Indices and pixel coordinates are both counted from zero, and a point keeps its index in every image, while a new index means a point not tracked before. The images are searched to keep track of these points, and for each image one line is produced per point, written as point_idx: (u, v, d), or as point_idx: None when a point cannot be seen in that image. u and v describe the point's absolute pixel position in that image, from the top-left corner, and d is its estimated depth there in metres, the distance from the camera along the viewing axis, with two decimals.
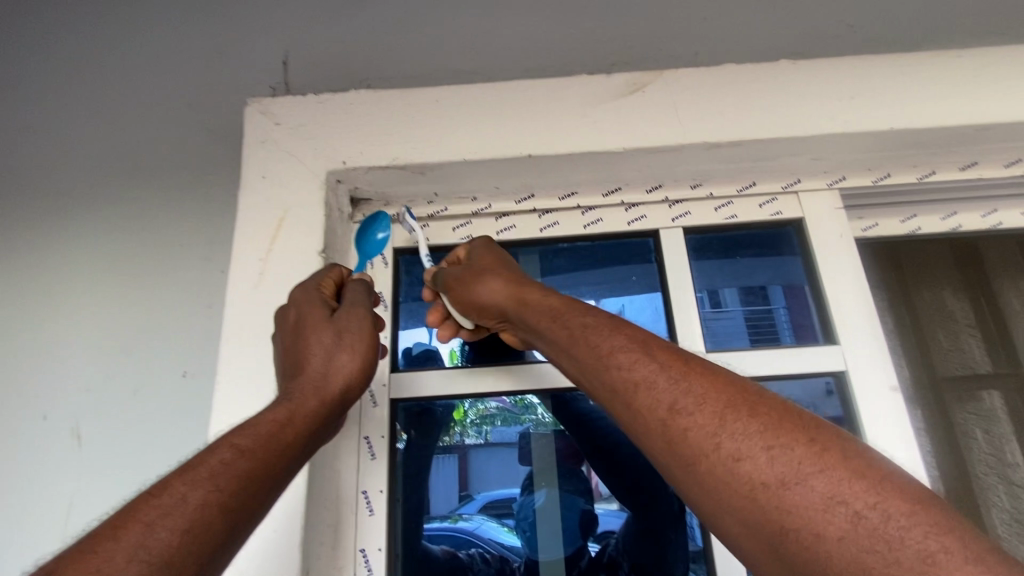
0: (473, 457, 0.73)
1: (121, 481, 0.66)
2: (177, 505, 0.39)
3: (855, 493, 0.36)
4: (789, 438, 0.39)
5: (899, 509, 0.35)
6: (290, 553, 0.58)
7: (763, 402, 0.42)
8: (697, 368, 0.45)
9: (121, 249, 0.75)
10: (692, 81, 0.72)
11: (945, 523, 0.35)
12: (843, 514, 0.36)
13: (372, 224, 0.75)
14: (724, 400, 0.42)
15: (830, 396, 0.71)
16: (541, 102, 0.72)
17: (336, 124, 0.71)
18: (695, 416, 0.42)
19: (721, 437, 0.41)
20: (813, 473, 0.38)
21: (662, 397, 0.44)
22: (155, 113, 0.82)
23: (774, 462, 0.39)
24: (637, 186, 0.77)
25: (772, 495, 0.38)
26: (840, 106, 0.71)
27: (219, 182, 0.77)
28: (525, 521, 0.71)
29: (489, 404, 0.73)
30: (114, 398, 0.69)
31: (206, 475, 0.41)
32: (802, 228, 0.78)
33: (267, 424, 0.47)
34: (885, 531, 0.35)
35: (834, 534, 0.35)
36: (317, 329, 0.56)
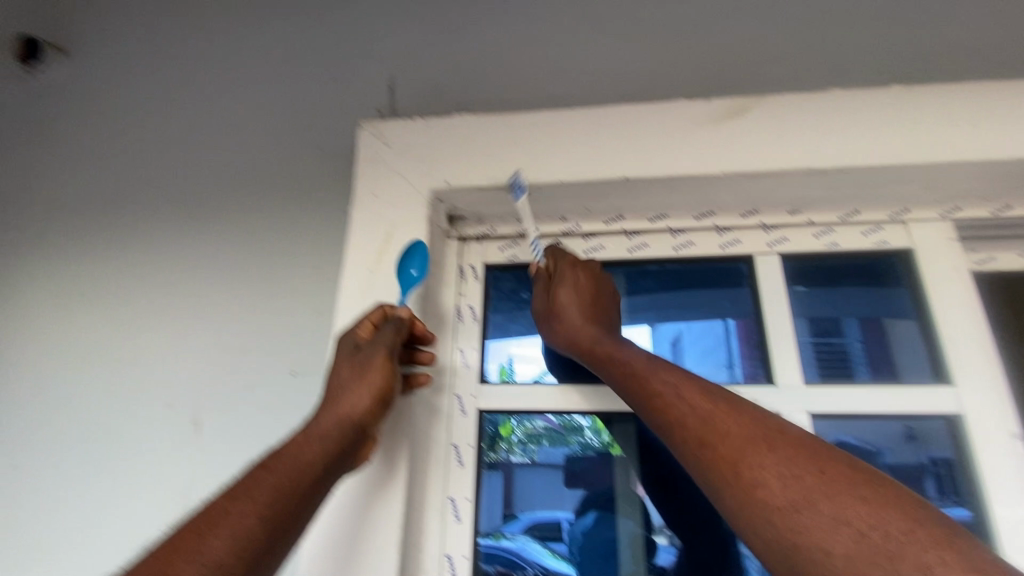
0: (519, 475, 0.73)
1: (233, 467, 0.71)
2: (225, 518, 0.48)
3: (858, 516, 0.43)
4: (801, 468, 0.47)
5: (900, 529, 0.42)
6: (384, 553, 0.60)
7: (781, 437, 0.50)
8: (724, 407, 0.54)
9: (242, 256, 0.83)
10: (796, 107, 0.71)
11: (941, 539, 0.41)
12: (848, 534, 0.43)
13: (410, 256, 0.70)
14: (746, 435, 0.51)
15: (912, 441, 0.67)
16: (638, 127, 0.73)
17: (441, 146, 0.75)
18: (717, 449, 0.51)
19: (741, 467, 0.49)
20: (821, 499, 0.45)
21: (694, 432, 0.53)
22: (274, 131, 0.90)
23: (786, 489, 0.46)
24: (731, 210, 0.76)
25: (784, 516, 0.45)
26: (960, 133, 0.68)
27: (328, 196, 0.83)
28: (573, 545, 0.70)
29: (537, 423, 0.75)
30: (229, 390, 0.75)
31: (242, 492, 0.50)
32: (911, 259, 0.74)
33: (294, 448, 0.54)
34: (887, 548, 0.41)
35: (840, 551, 0.42)
36: (345, 364, 0.61)
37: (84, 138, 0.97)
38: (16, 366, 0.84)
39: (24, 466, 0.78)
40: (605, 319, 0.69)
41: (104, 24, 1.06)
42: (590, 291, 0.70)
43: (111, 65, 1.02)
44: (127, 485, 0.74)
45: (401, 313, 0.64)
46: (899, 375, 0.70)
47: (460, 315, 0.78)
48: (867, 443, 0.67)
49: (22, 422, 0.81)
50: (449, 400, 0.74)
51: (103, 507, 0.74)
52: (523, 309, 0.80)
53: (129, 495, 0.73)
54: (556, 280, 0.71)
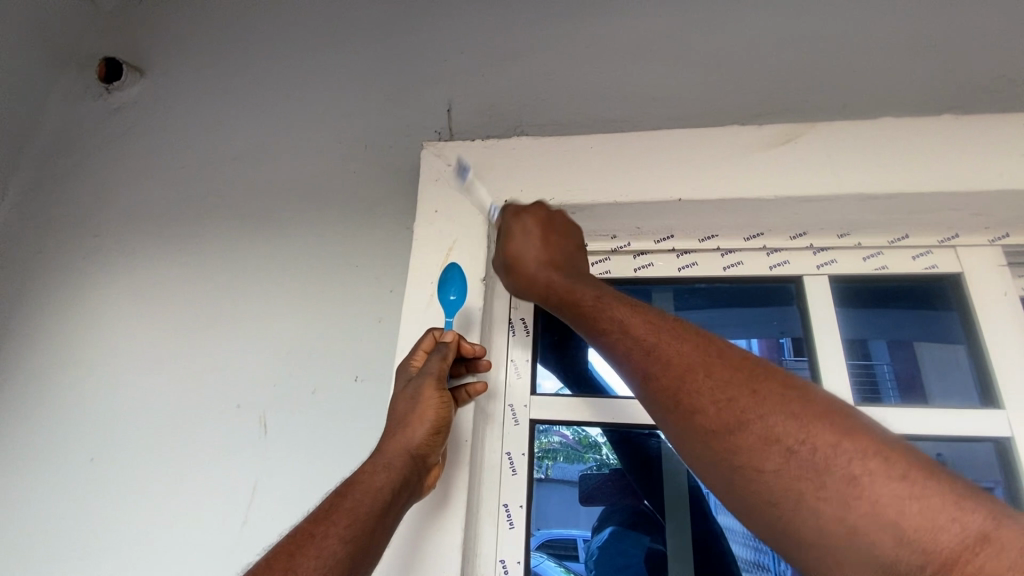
0: (534, 491, 0.75)
1: (296, 466, 0.75)
2: (312, 538, 0.51)
3: (788, 433, 0.45)
4: (736, 391, 0.47)
5: (827, 441, 0.44)
6: (450, 554, 0.63)
7: (716, 360, 0.50)
8: (664, 335, 0.53)
9: (306, 267, 0.87)
10: (846, 135, 0.73)
11: (867, 449, 0.43)
12: (780, 452, 0.44)
13: (448, 283, 0.74)
14: (686, 362, 0.50)
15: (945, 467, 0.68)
16: (690, 152, 0.76)
17: (500, 167, 0.79)
18: (658, 379, 0.51)
19: (680, 394, 0.49)
20: (755, 419, 0.46)
21: (637, 363, 0.53)
22: (336, 149, 0.95)
23: (721, 413, 0.47)
24: (779, 232, 0.78)
25: (722, 439, 0.47)
26: (1012, 162, 0.69)
27: (388, 212, 0.88)
28: (590, 560, 0.72)
29: (553, 439, 0.77)
30: (294, 394, 0.79)
31: (324, 518, 0.53)
32: (959, 284, 0.75)
33: (364, 476, 0.57)
34: (815, 462, 0.43)
35: (772, 469, 0.44)
36: (402, 395, 0.64)
37: (159, 153, 1.04)
38: (95, 367, 0.90)
39: (101, 461, 0.83)
40: (562, 254, 0.67)
41: (178, 47, 1.13)
42: (542, 234, 0.68)
43: (185, 86, 1.09)
44: (197, 481, 0.78)
45: (449, 338, 0.67)
46: (928, 399, 0.71)
47: (512, 327, 0.81)
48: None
49: (100, 419, 0.86)
50: (503, 409, 0.77)
51: (175, 502, 0.78)
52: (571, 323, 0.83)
53: (199, 490, 0.78)
54: (506, 236, 0.70)
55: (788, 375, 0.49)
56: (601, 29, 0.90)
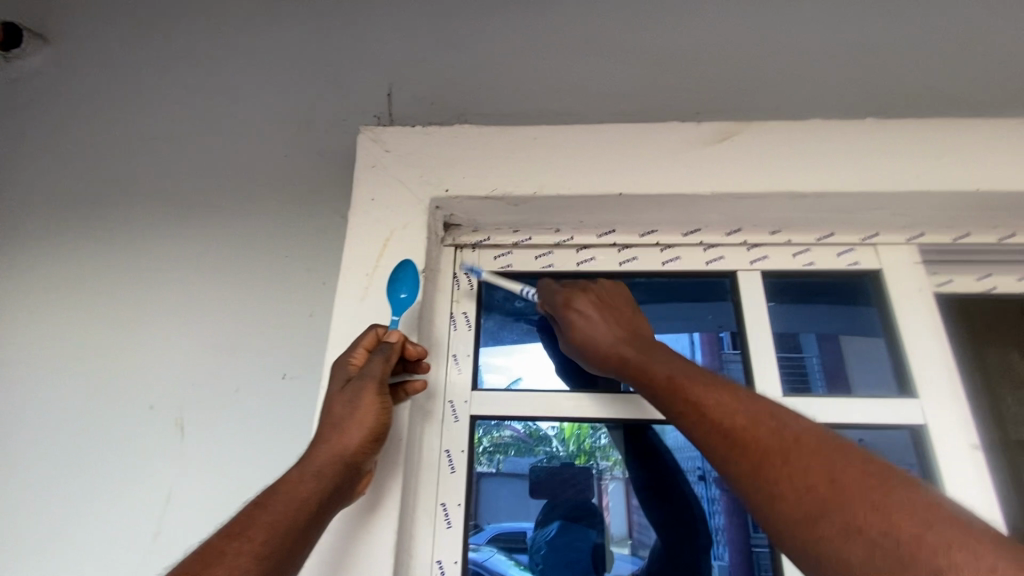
0: (484, 486, 0.73)
1: (217, 471, 0.70)
2: (223, 554, 0.48)
3: (872, 524, 0.44)
4: (817, 480, 0.47)
5: (911, 533, 0.42)
6: (380, 556, 0.60)
7: (796, 447, 0.50)
8: (740, 419, 0.53)
9: (232, 257, 0.81)
10: (779, 134, 0.76)
11: (954, 541, 0.41)
12: (864, 542, 0.43)
13: (399, 280, 0.69)
14: (764, 447, 0.50)
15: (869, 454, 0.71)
16: (632, 146, 0.76)
17: (440, 156, 0.76)
18: (734, 462, 0.51)
19: (758, 480, 0.49)
20: (835, 509, 0.45)
21: (715, 447, 0.53)
22: (267, 131, 0.89)
23: (802, 501, 0.47)
24: (716, 228, 0.80)
25: (803, 527, 0.46)
26: (926, 165, 0.73)
27: (323, 199, 0.83)
28: (537, 554, 0.71)
29: (505, 432, 0.75)
30: (216, 393, 0.74)
31: (240, 532, 0.49)
32: (878, 279, 0.79)
33: (289, 486, 0.54)
34: (902, 554, 0.42)
35: (857, 560, 0.43)
36: (339, 397, 0.60)
37: (64, 128, 0.94)
38: None
39: None
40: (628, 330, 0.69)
41: (87, 13, 1.02)
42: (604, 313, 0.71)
43: (96, 56, 0.99)
44: (103, 490, 0.71)
45: (394, 339, 0.63)
46: (854, 390, 0.74)
47: (453, 322, 0.79)
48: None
49: None
50: (442, 405, 0.75)
51: (75, 512, 0.71)
52: (514, 317, 0.82)
53: (104, 501, 0.71)
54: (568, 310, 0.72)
55: (875, 465, 0.48)
56: (548, 18, 0.89)
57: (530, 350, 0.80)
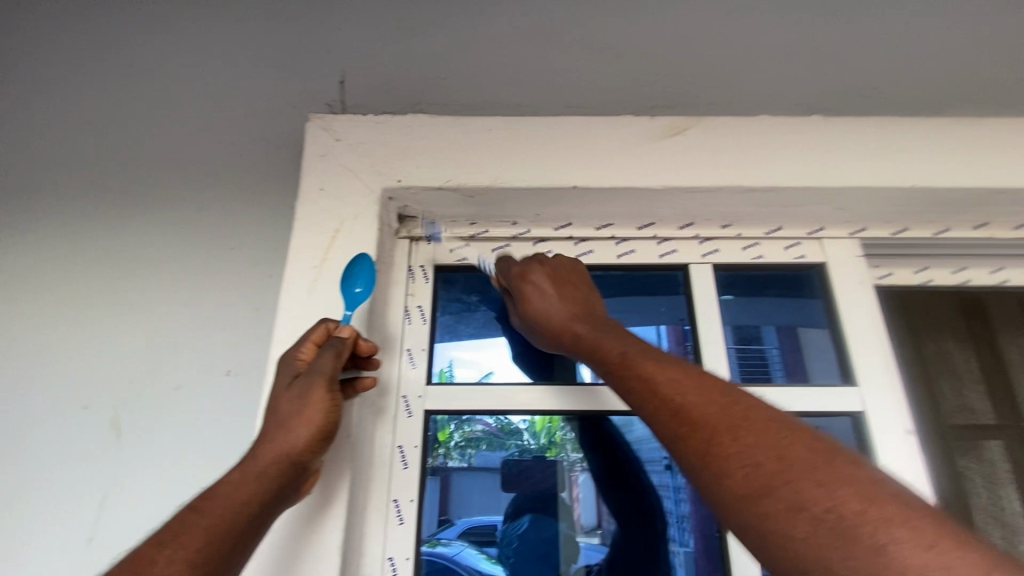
0: (455, 481, 0.73)
1: (155, 472, 0.67)
2: (151, 563, 0.46)
3: (814, 499, 0.42)
4: (764, 455, 0.45)
5: (855, 509, 0.41)
6: (325, 554, 0.59)
7: (745, 423, 0.48)
8: (691, 397, 0.51)
9: (174, 250, 0.78)
10: (729, 129, 0.77)
11: (898, 517, 0.39)
12: (808, 518, 0.41)
13: (354, 274, 0.67)
14: (711, 424, 0.48)
15: None
16: (587, 138, 0.76)
17: (392, 146, 0.75)
18: (683, 440, 0.49)
19: (705, 457, 0.47)
20: (780, 484, 0.43)
21: (665, 425, 0.51)
22: (212, 117, 0.85)
23: (749, 477, 0.45)
24: (669, 222, 0.81)
25: (747, 504, 0.44)
26: (866, 162, 0.76)
27: (270, 189, 0.80)
28: (508, 547, 0.72)
29: (476, 427, 0.75)
30: (155, 391, 0.71)
31: (173, 538, 0.48)
32: (824, 272, 0.82)
33: (227, 488, 0.51)
34: (845, 529, 0.40)
35: (800, 537, 0.41)
36: (284, 395, 0.57)
37: None
38: None
39: None
40: (582, 308, 0.68)
41: None
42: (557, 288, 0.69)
43: (22, 32, 0.92)
44: (31, 494, 0.67)
45: (343, 335, 0.61)
46: (810, 380, 0.76)
47: (408, 316, 0.77)
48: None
49: None
50: (396, 402, 0.73)
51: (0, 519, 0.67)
52: (471, 311, 0.81)
53: (32, 506, 0.67)
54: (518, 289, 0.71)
55: (825, 441, 0.46)
56: (505, 7, 0.88)
57: (486, 344, 0.79)
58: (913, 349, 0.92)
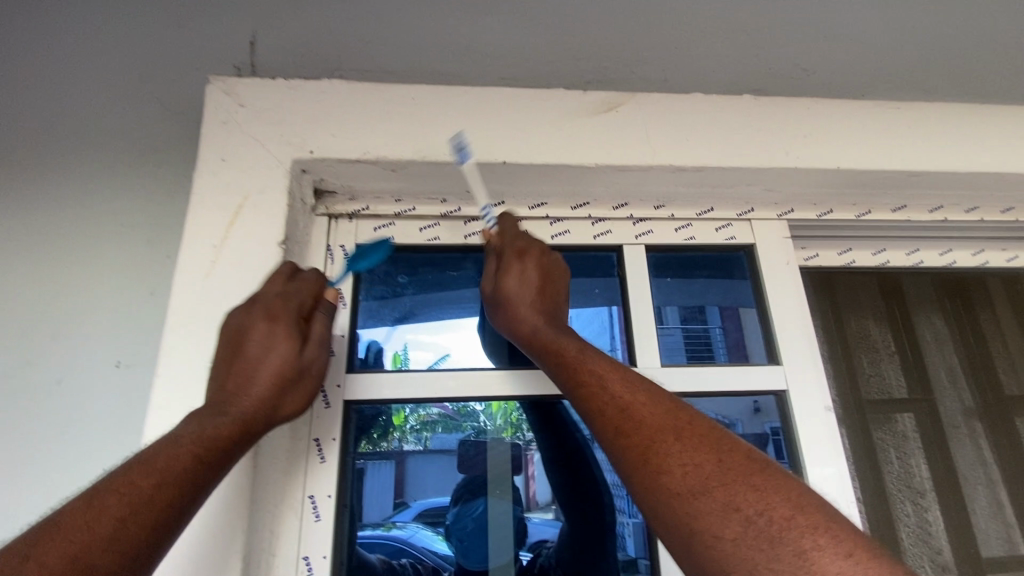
0: (411, 463, 0.70)
1: (32, 475, 0.60)
2: (129, 489, 0.43)
3: (748, 503, 0.46)
4: (704, 458, 0.49)
5: (781, 514, 0.45)
6: (227, 558, 0.54)
7: (688, 428, 0.52)
8: (641, 395, 0.55)
9: (54, 229, 0.69)
10: (662, 106, 0.75)
11: (817, 525, 0.44)
12: (738, 520, 0.45)
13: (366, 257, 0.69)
14: (657, 424, 0.52)
15: (758, 413, 0.74)
16: (516, 111, 0.72)
17: (305, 114, 0.69)
18: (629, 437, 0.52)
19: (649, 454, 0.50)
20: (716, 486, 0.47)
21: (613, 420, 0.53)
22: (98, 76, 0.75)
23: (687, 476, 0.48)
24: (603, 201, 0.79)
25: (683, 504, 0.47)
26: (794, 144, 0.77)
27: (170, 161, 0.73)
28: (461, 529, 0.69)
29: (432, 410, 0.71)
30: (32, 384, 0.63)
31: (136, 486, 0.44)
32: (752, 254, 0.82)
33: (198, 438, 0.48)
34: (769, 532, 0.44)
35: (730, 537, 0.44)
36: (282, 362, 0.55)
37: None
38: None
39: None
40: (557, 307, 0.66)
41: None
42: (541, 282, 0.66)
43: None
44: None
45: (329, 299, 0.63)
46: (750, 360, 0.77)
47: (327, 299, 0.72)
48: (720, 415, 0.73)
49: None
50: None
51: None
52: (397, 294, 0.77)
53: None
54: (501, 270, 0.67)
55: (757, 457, 0.50)
56: None
57: (412, 329, 0.75)
58: (834, 327, 0.94)
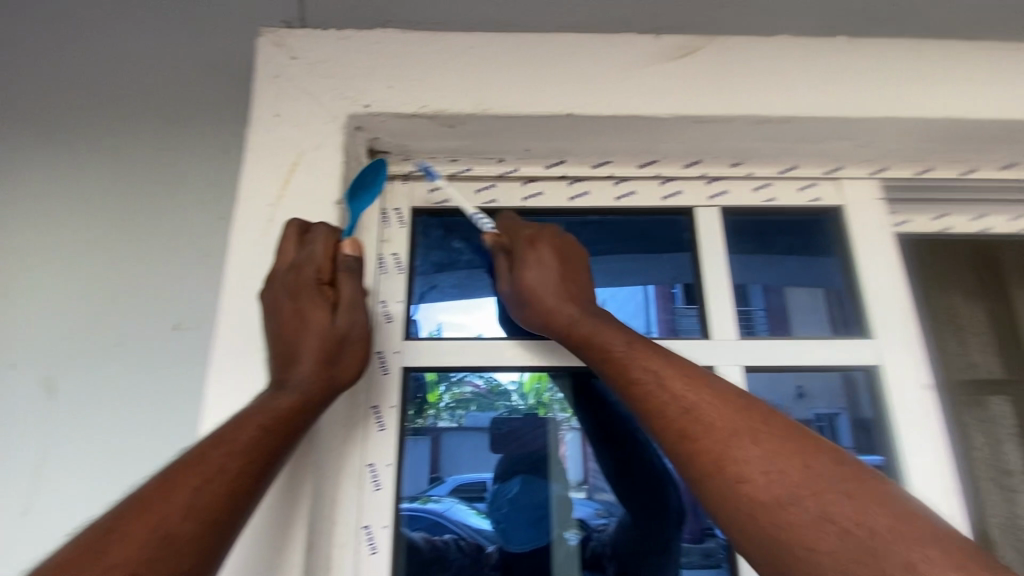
0: (445, 441, 0.67)
1: (97, 437, 0.60)
2: (200, 460, 0.44)
3: (844, 513, 0.42)
4: (788, 464, 0.45)
5: (883, 524, 0.40)
6: (291, 523, 0.53)
7: (765, 429, 0.47)
8: (707, 395, 0.50)
9: (109, 191, 0.68)
10: (742, 52, 0.69)
11: (925, 537, 0.39)
12: (834, 531, 0.41)
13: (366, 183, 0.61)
14: (731, 426, 0.48)
15: (801, 400, 0.67)
16: (582, 60, 0.67)
17: (360, 67, 0.65)
18: (701, 441, 0.48)
19: (725, 460, 0.46)
20: (807, 495, 0.43)
21: (677, 423, 0.49)
22: (149, 34, 0.73)
23: (771, 484, 0.44)
24: (674, 159, 0.73)
25: (769, 514, 0.43)
26: (895, 90, 0.68)
27: (222, 122, 0.71)
28: (496, 507, 0.65)
29: (465, 388, 0.68)
30: (93, 346, 0.63)
31: (200, 472, 0.43)
32: (840, 216, 0.74)
33: (253, 428, 0.47)
34: (872, 544, 0.40)
35: (825, 548, 0.40)
36: (320, 333, 0.52)
37: None
38: None
39: None
40: (583, 295, 0.62)
41: None
42: (560, 265, 0.62)
43: None
44: None
45: (350, 252, 0.55)
46: (792, 333, 0.70)
47: (382, 265, 0.69)
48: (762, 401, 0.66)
49: None
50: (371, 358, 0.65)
51: None
52: (451, 261, 0.73)
53: None
54: (517, 262, 0.63)
55: (845, 457, 0.46)
56: None
57: (471, 297, 0.71)
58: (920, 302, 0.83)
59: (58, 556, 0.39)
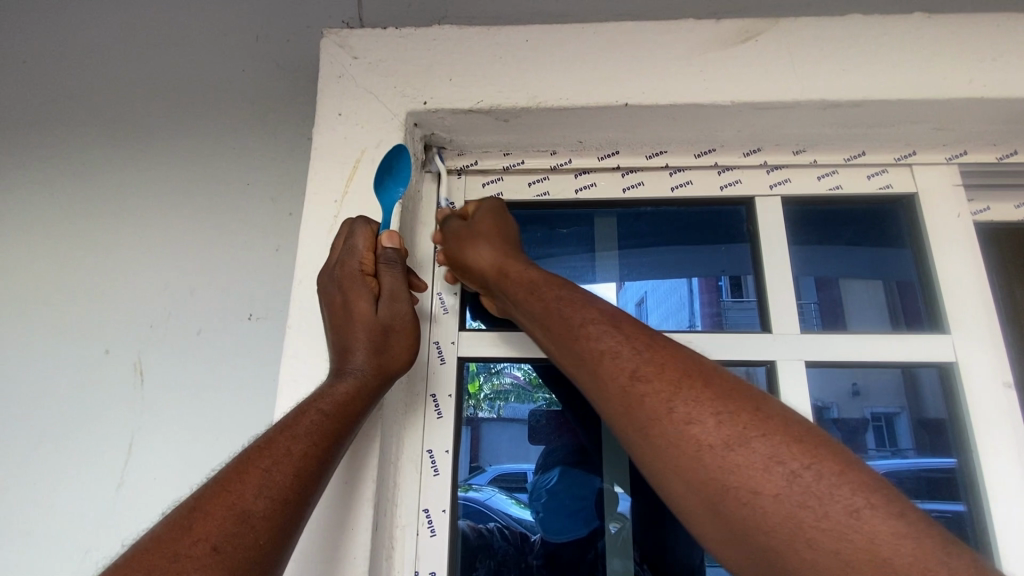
0: (486, 431, 0.68)
1: (180, 417, 0.65)
2: (269, 446, 0.45)
3: (792, 456, 0.38)
4: (736, 406, 0.41)
5: (832, 469, 0.38)
6: (359, 505, 0.55)
7: (715, 375, 0.44)
8: (659, 342, 0.47)
9: (186, 189, 0.73)
10: (808, 35, 0.66)
11: (871, 484, 0.37)
12: (782, 474, 0.38)
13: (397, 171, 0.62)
14: (680, 370, 0.44)
15: (856, 398, 0.64)
16: (638, 49, 0.66)
17: (419, 64, 0.67)
18: (651, 382, 0.44)
19: (675, 402, 0.42)
20: (756, 436, 0.39)
21: (626, 365, 0.45)
22: (219, 38, 0.77)
23: (720, 427, 0.40)
24: (732, 147, 0.71)
25: (715, 457, 0.39)
26: (980, 68, 0.64)
27: (288, 121, 0.74)
28: (537, 498, 0.66)
29: (505, 379, 0.69)
30: (176, 334, 0.68)
31: (274, 458, 0.45)
32: (913, 204, 0.71)
33: (304, 415, 0.48)
34: (817, 489, 0.37)
35: (770, 492, 0.37)
36: (365, 323, 0.54)
37: None
38: None
39: None
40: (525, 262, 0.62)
41: None
42: (513, 230, 0.63)
43: None
44: (60, 436, 0.66)
45: (389, 245, 0.57)
46: (847, 327, 0.67)
47: None
48: (816, 400, 0.64)
49: None
50: (427, 347, 0.67)
51: (33, 459, 0.65)
52: None
53: (63, 450, 0.65)
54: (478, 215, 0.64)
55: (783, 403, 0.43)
56: None
57: None
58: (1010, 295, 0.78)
59: (150, 535, 0.41)
